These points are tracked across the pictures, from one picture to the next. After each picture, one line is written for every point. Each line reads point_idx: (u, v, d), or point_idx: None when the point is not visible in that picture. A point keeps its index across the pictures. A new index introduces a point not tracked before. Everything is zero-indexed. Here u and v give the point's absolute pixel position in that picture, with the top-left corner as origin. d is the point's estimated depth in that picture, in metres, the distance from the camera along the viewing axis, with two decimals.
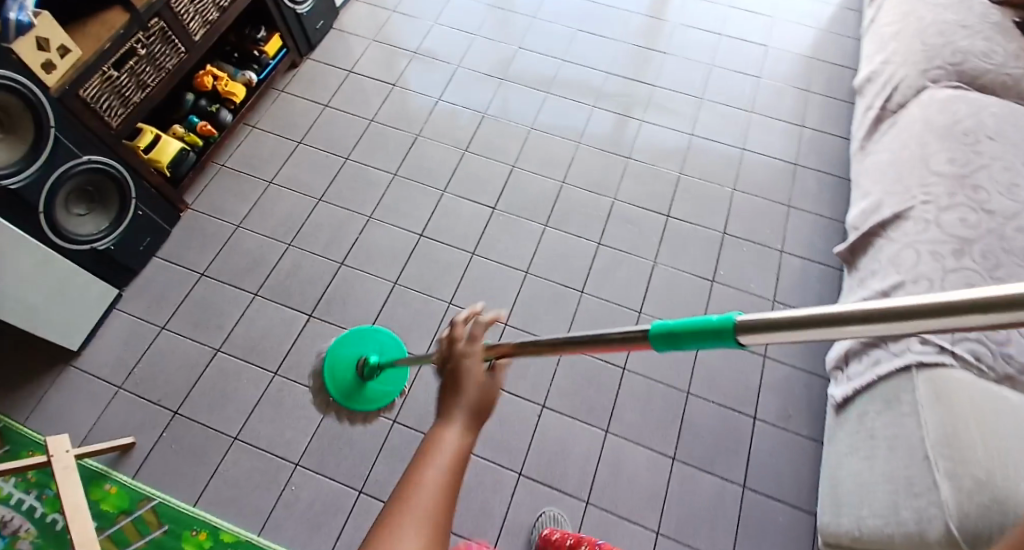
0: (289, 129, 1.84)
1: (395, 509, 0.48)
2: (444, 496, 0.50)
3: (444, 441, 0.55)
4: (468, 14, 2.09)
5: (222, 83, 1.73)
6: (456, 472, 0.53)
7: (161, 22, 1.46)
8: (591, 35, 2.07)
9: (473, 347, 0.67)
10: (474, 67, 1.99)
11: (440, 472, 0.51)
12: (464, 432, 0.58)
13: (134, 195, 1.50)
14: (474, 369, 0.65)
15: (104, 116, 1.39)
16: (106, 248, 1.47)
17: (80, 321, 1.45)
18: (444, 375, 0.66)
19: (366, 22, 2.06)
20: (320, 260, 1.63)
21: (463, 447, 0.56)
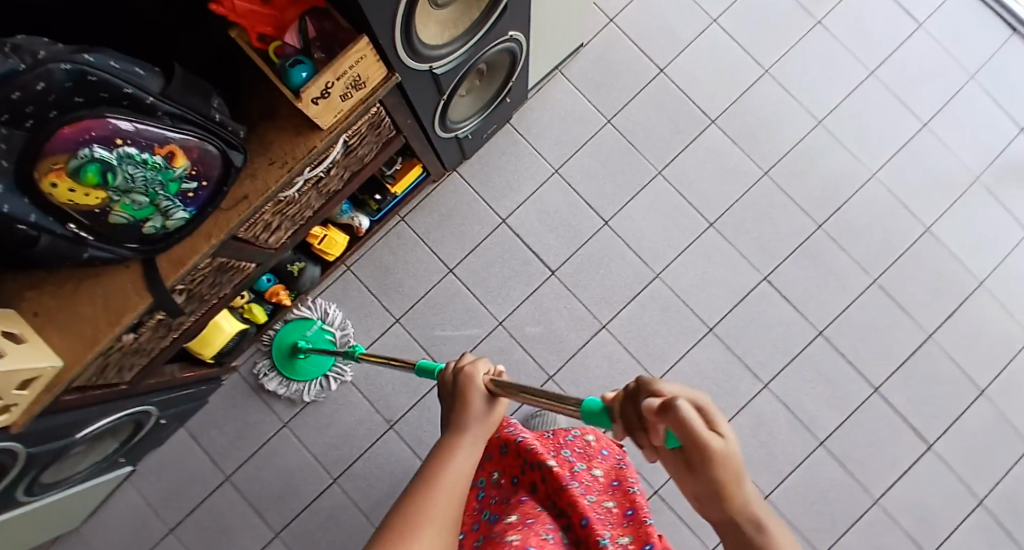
0: (393, 292, 1.29)
1: (411, 502, 0.45)
2: (455, 510, 0.46)
3: (449, 458, 0.49)
4: (718, 176, 1.29)
5: (315, 240, 1.11)
6: (453, 506, 0.46)
7: (216, 262, 0.81)
8: (888, 301, 1.26)
9: (479, 372, 0.57)
10: (680, 286, 1.27)
11: (444, 507, 0.45)
12: (473, 446, 0.51)
13: (156, 412, 1.07)
14: (478, 379, 0.56)
15: (111, 380, 0.89)
16: (111, 458, 1.11)
17: (82, 510, 1.19)
18: (445, 392, 0.58)
19: (558, 128, 1.30)
20: (362, 520, 1.25)
21: (470, 467, 0.50)
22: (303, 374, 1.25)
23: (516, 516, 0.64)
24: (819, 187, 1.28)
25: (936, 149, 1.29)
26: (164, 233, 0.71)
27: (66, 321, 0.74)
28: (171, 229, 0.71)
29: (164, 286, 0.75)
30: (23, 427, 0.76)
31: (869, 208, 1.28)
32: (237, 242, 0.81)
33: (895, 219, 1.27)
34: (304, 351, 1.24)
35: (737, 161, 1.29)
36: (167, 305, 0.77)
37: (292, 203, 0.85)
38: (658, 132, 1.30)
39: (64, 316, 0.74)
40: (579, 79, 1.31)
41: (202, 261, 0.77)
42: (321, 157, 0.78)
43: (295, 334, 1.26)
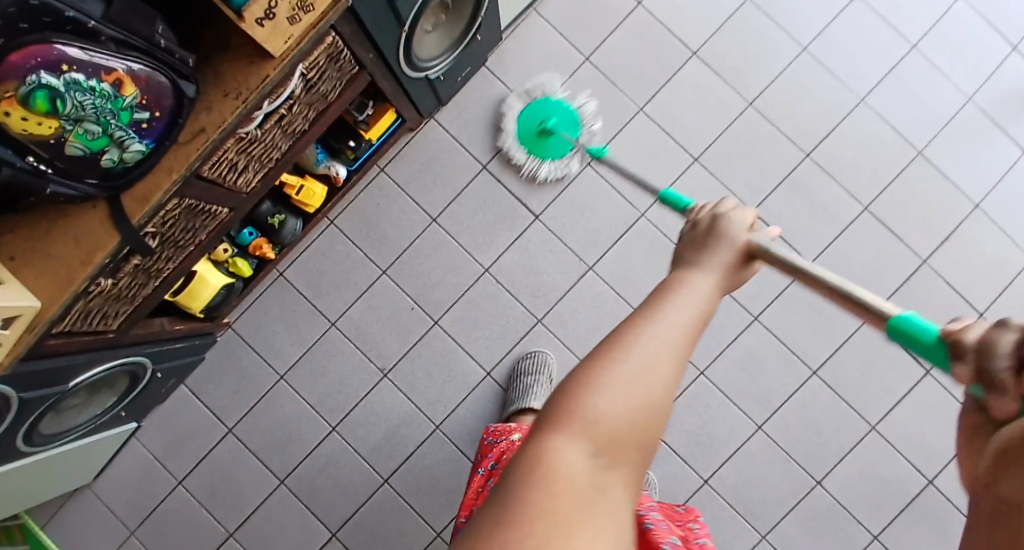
0: (377, 243, 1.29)
1: (622, 334, 0.37)
2: (678, 359, 0.37)
3: (690, 287, 0.41)
4: (702, 109, 1.27)
5: (293, 189, 1.12)
6: (691, 336, 0.38)
7: (185, 202, 0.82)
8: (883, 225, 1.23)
9: (733, 230, 0.45)
10: (666, 224, 1.26)
11: (674, 335, 0.37)
12: (715, 291, 0.41)
13: (150, 365, 1.09)
14: (726, 245, 0.44)
15: (96, 328, 0.90)
16: (113, 413, 1.14)
17: (93, 464, 1.23)
18: (687, 236, 0.47)
19: (538, 68, 1.29)
20: (361, 466, 1.28)
21: (708, 303, 0.40)
22: (548, 155, 1.26)
23: None
24: (808, 115, 1.25)
25: (929, 68, 1.25)
26: (123, 167, 0.71)
27: (42, 262, 0.76)
28: (130, 164, 0.72)
29: (131, 223, 0.76)
30: (8, 369, 0.77)
31: (862, 132, 1.25)
32: (203, 180, 0.81)
33: (889, 144, 1.24)
34: (553, 132, 1.25)
35: (721, 92, 1.27)
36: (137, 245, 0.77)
37: (257, 143, 0.85)
38: (640, 66, 1.28)
39: (40, 259, 0.76)
40: (557, 17, 1.29)
41: (167, 199, 0.77)
42: (277, 89, 0.77)
43: (544, 108, 1.26)
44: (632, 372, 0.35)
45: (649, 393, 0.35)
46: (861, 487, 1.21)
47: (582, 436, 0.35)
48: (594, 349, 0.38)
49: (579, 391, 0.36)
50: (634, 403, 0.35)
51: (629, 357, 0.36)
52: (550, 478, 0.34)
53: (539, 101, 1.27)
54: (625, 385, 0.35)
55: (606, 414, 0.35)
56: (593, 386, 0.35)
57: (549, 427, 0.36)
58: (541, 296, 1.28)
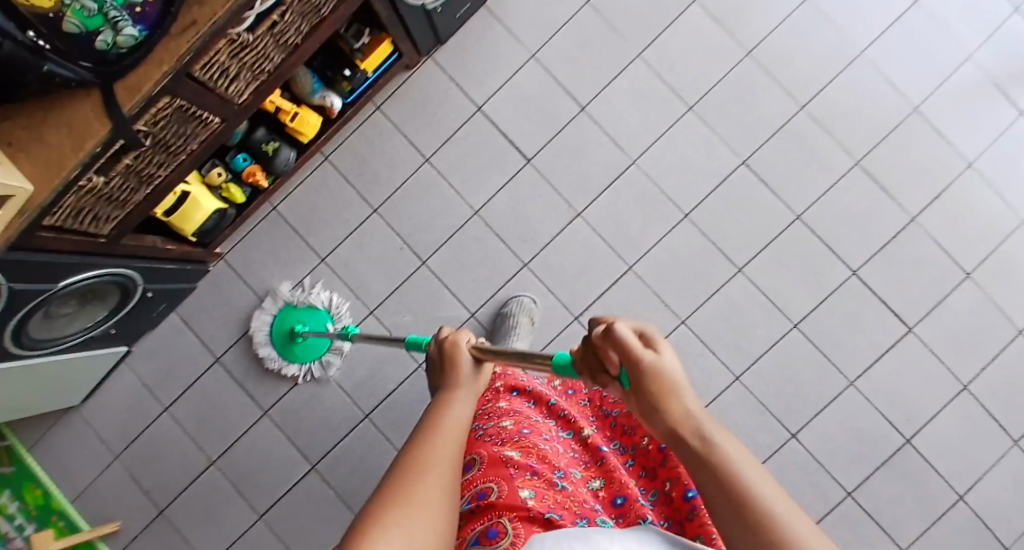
0: (369, 180, 1.30)
1: (407, 461, 0.47)
2: (451, 472, 0.48)
3: (447, 413, 0.55)
4: (700, 58, 1.27)
5: (287, 115, 1.13)
6: (454, 444, 0.51)
7: (177, 103, 0.83)
8: (874, 180, 1.24)
9: (461, 341, 0.65)
10: (658, 171, 1.27)
11: (443, 458, 0.48)
12: (466, 409, 0.57)
13: (141, 283, 1.11)
14: (463, 349, 0.64)
15: (86, 229, 0.92)
16: (104, 330, 1.15)
17: (81, 385, 1.25)
18: (435, 358, 0.65)
19: (537, 13, 1.30)
20: (344, 400, 1.30)
21: (465, 415, 0.56)
22: (302, 356, 1.29)
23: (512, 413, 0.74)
24: (804, 68, 1.26)
25: (927, 26, 1.25)
26: (118, 52, 0.73)
27: (36, 149, 0.77)
28: (123, 49, 0.73)
29: (122, 113, 0.77)
30: None
31: (856, 88, 1.25)
32: (194, 81, 0.83)
33: (884, 101, 1.25)
34: (304, 335, 1.27)
35: (719, 43, 1.27)
36: (128, 137, 0.79)
37: (249, 50, 0.87)
38: (639, 14, 1.29)
39: (35, 147, 0.77)
40: None
41: (159, 93, 0.79)
42: None
43: (302, 315, 1.29)
44: (421, 492, 0.44)
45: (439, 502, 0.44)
46: (837, 441, 1.22)
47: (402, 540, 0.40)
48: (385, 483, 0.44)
49: (376, 517, 0.40)
50: (425, 519, 0.42)
51: (423, 478, 0.45)
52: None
53: (286, 314, 1.30)
54: (419, 505, 0.43)
55: (418, 524, 0.41)
56: (393, 518, 0.40)
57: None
58: (529, 238, 1.29)
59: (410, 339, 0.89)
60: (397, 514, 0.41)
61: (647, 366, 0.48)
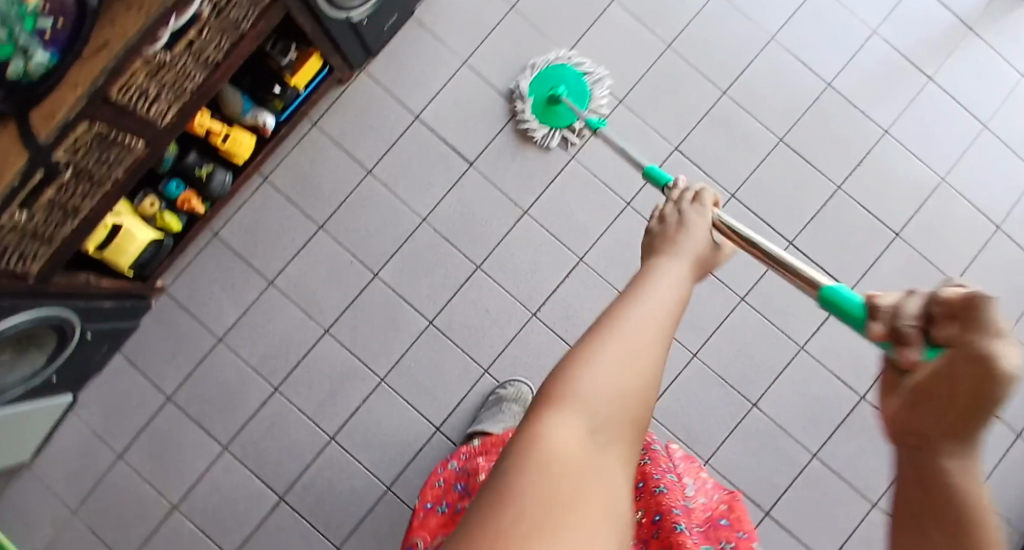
0: (311, 198, 1.29)
1: (606, 321, 0.48)
2: (650, 343, 0.47)
3: (662, 277, 0.53)
4: (624, 52, 1.32)
5: (218, 137, 1.13)
6: (664, 321, 0.48)
7: (96, 127, 0.83)
8: (798, 156, 1.30)
9: (696, 222, 0.63)
10: (597, 165, 1.30)
11: (640, 332, 0.47)
12: (682, 279, 0.54)
13: (80, 323, 1.06)
14: (699, 238, 0.61)
15: (16, 268, 0.89)
16: (46, 377, 1.10)
17: (25, 442, 1.18)
18: (660, 226, 0.64)
19: (464, 21, 1.32)
20: (307, 424, 1.27)
21: (677, 294, 0.52)
22: (560, 122, 1.28)
23: None
24: (723, 55, 1.31)
25: (833, 5, 1.33)
26: (30, 80, 0.71)
27: None
28: (35, 77, 0.71)
29: (39, 141, 0.75)
30: None
31: (773, 70, 1.31)
32: (112, 104, 0.83)
33: (801, 79, 1.31)
34: (563, 99, 1.27)
35: (641, 36, 1.32)
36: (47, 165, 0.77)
37: (166, 67, 0.88)
38: (562, 15, 1.32)
39: None
40: None
41: (80, 119, 0.79)
42: (182, 7, 0.81)
43: (558, 74, 1.29)
44: (607, 355, 0.46)
45: (631, 372, 0.45)
46: (793, 407, 1.27)
47: (583, 407, 0.44)
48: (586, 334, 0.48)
49: (569, 381, 0.45)
50: (618, 382, 0.45)
51: (618, 333, 0.46)
52: (560, 440, 0.43)
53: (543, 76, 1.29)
54: (605, 365, 0.45)
55: (591, 389, 0.45)
56: (580, 376, 0.45)
57: (551, 404, 0.45)
58: (480, 242, 1.29)
59: (648, 169, 0.85)
60: (591, 374, 0.45)
61: (985, 316, 0.36)
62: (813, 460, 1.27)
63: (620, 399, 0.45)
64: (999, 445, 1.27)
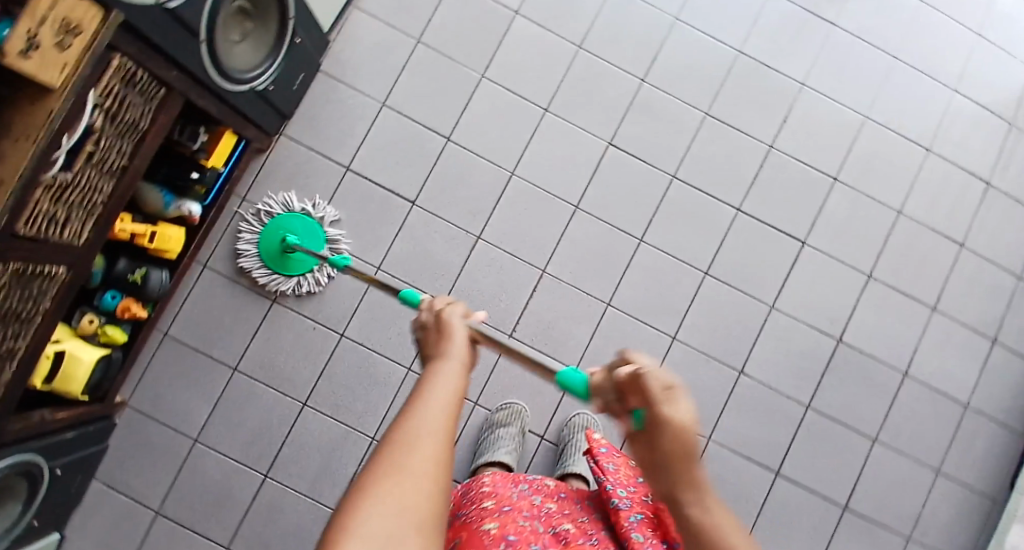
0: (258, 273, 1.25)
1: (392, 439, 0.44)
2: (438, 450, 0.44)
3: (438, 379, 0.50)
4: (538, 60, 1.31)
5: (145, 238, 1.08)
6: (446, 417, 0.47)
7: (11, 266, 0.79)
8: (727, 125, 1.32)
9: (455, 319, 0.58)
10: (538, 176, 1.30)
11: (428, 443, 0.44)
12: (459, 376, 0.51)
13: (46, 463, 1.00)
14: (453, 320, 0.57)
15: None
16: (22, 528, 1.03)
17: None
18: (423, 335, 0.58)
19: (372, 63, 1.29)
20: (307, 504, 1.22)
21: (456, 385, 0.50)
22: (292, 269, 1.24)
23: (493, 504, 0.73)
24: (634, 43, 1.32)
25: None
26: None
27: None
28: None
29: None
30: None
31: (685, 47, 1.33)
32: (24, 240, 0.79)
33: (712, 50, 1.33)
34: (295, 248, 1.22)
35: (551, 41, 1.31)
36: None
37: (69, 186, 0.84)
38: (468, 37, 1.31)
39: None
40: (377, 8, 1.31)
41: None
42: (72, 122, 0.77)
43: (289, 223, 1.24)
44: (400, 478, 0.42)
45: (410, 501, 0.41)
46: (780, 366, 1.29)
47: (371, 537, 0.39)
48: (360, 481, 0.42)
49: (357, 510, 0.40)
50: (407, 504, 0.41)
51: (404, 455, 0.43)
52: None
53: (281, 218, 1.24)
54: (397, 487, 0.42)
55: (383, 524, 0.40)
56: (368, 506, 0.40)
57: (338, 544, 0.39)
58: (440, 278, 1.27)
59: (403, 293, 0.81)
60: (379, 501, 0.41)
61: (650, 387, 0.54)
62: (809, 412, 1.29)
63: (419, 522, 0.41)
64: (974, 355, 1.32)
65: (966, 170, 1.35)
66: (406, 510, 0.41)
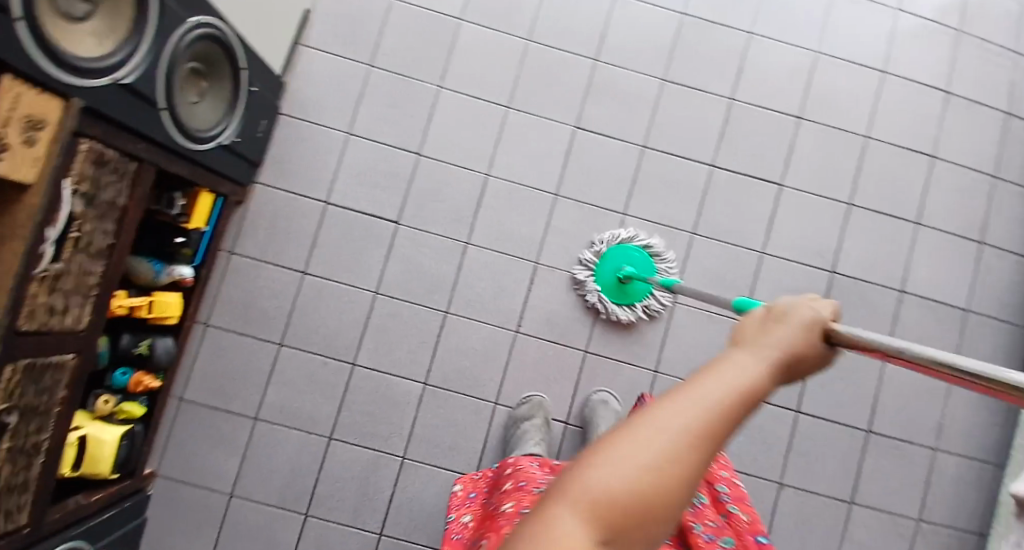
0: (260, 321, 1.26)
1: (665, 399, 0.37)
2: (699, 441, 0.35)
3: (741, 357, 0.39)
4: (491, 60, 1.33)
5: (144, 310, 1.09)
6: (732, 413, 0.36)
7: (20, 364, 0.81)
8: (684, 86, 1.34)
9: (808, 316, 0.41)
10: (512, 172, 1.31)
11: (694, 421, 0.35)
12: (771, 364, 0.39)
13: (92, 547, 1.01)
14: (810, 325, 0.41)
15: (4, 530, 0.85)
16: None
17: None
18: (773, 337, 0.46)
19: (329, 94, 1.30)
20: (352, 534, 1.24)
21: (761, 376, 0.38)
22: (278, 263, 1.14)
23: (515, 482, 0.80)
24: (580, 25, 1.34)
25: None
26: None
27: None
28: None
29: None
30: None
31: (630, 19, 1.35)
32: (26, 336, 0.81)
33: (657, 17, 1.35)
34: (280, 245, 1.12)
35: (500, 39, 1.33)
36: None
37: (62, 276, 0.86)
38: (418, 51, 1.32)
39: None
40: (323, 39, 1.31)
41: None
42: (54, 214, 0.79)
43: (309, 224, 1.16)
44: (647, 445, 0.35)
45: (659, 464, 0.35)
46: None
47: (582, 498, 0.34)
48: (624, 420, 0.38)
49: (592, 461, 0.36)
50: (639, 479, 0.34)
51: (663, 422, 0.35)
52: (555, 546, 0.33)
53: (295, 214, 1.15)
54: (636, 449, 0.35)
55: (600, 484, 0.34)
56: (596, 464, 0.35)
57: (557, 490, 0.35)
58: (437, 289, 1.28)
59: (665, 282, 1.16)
60: (607, 465, 0.35)
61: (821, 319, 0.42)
62: None
63: (639, 507, 0.34)
64: (966, 259, 1.36)
65: (925, 84, 1.37)
66: (633, 488, 0.34)
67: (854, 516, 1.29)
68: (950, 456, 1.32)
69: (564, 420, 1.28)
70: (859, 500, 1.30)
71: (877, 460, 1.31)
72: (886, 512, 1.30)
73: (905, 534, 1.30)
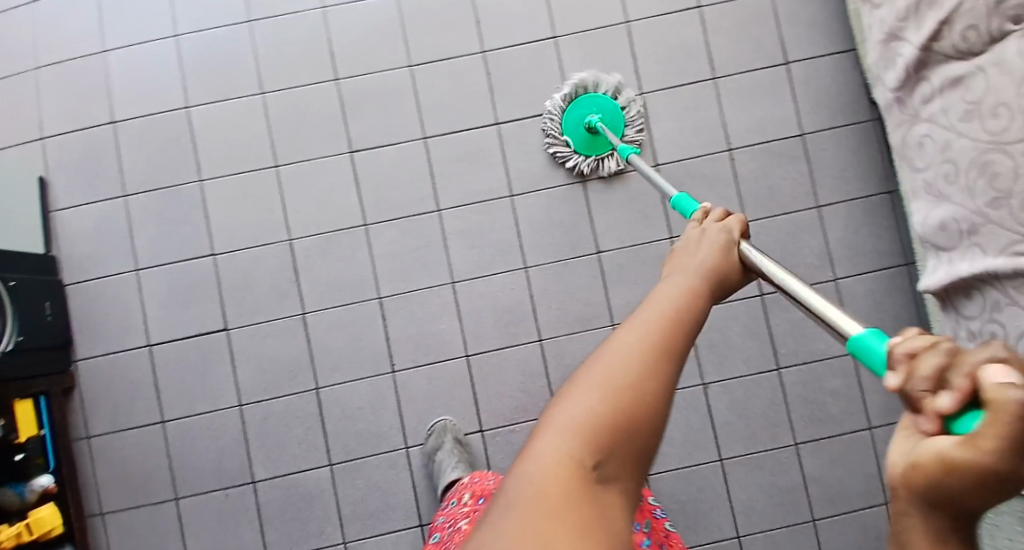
0: (148, 486, 1.23)
1: (604, 347, 0.42)
2: (642, 369, 0.40)
3: (665, 291, 0.47)
4: (236, 130, 1.26)
5: (25, 532, 1.07)
6: (671, 330, 0.42)
7: None
8: (431, 62, 1.28)
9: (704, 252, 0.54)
10: (310, 226, 1.26)
11: (649, 331, 0.42)
12: (690, 293, 0.47)
13: None
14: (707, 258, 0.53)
15: None
16: None
17: None
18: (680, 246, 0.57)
19: (101, 243, 1.25)
20: None
21: (682, 294, 0.47)
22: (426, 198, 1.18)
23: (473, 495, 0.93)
24: (303, 54, 1.27)
25: None
26: None
27: None
28: None
29: None
30: None
31: (348, 21, 1.27)
32: None
33: (373, 8, 1.28)
34: None
35: (234, 106, 1.26)
36: None
37: None
38: (164, 159, 1.25)
39: None
40: (69, 195, 1.25)
41: None
42: None
43: None
44: (609, 374, 0.40)
45: (600, 407, 0.39)
46: (624, 223, 1.28)
47: (559, 430, 0.39)
48: (564, 387, 0.42)
49: (551, 407, 0.41)
50: (599, 406, 0.39)
51: (610, 352, 0.41)
52: (537, 461, 0.38)
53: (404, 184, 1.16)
54: (589, 390, 0.40)
55: (570, 413, 0.39)
56: (560, 403, 0.40)
57: (537, 432, 0.40)
58: (297, 372, 1.24)
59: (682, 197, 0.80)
60: (570, 403, 0.40)
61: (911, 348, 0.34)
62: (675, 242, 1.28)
63: (586, 445, 0.38)
64: (779, 87, 1.30)
65: None
66: (593, 422, 0.39)
67: (783, 377, 1.29)
68: (848, 277, 1.29)
69: (478, 428, 1.25)
70: (780, 361, 1.29)
71: (779, 314, 1.29)
72: (811, 359, 1.29)
73: (838, 370, 1.29)
